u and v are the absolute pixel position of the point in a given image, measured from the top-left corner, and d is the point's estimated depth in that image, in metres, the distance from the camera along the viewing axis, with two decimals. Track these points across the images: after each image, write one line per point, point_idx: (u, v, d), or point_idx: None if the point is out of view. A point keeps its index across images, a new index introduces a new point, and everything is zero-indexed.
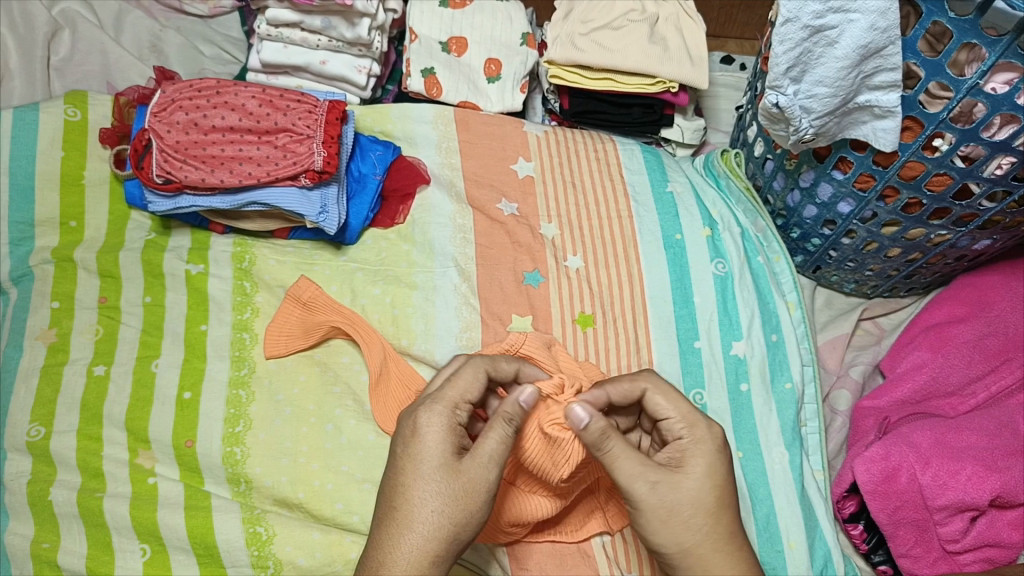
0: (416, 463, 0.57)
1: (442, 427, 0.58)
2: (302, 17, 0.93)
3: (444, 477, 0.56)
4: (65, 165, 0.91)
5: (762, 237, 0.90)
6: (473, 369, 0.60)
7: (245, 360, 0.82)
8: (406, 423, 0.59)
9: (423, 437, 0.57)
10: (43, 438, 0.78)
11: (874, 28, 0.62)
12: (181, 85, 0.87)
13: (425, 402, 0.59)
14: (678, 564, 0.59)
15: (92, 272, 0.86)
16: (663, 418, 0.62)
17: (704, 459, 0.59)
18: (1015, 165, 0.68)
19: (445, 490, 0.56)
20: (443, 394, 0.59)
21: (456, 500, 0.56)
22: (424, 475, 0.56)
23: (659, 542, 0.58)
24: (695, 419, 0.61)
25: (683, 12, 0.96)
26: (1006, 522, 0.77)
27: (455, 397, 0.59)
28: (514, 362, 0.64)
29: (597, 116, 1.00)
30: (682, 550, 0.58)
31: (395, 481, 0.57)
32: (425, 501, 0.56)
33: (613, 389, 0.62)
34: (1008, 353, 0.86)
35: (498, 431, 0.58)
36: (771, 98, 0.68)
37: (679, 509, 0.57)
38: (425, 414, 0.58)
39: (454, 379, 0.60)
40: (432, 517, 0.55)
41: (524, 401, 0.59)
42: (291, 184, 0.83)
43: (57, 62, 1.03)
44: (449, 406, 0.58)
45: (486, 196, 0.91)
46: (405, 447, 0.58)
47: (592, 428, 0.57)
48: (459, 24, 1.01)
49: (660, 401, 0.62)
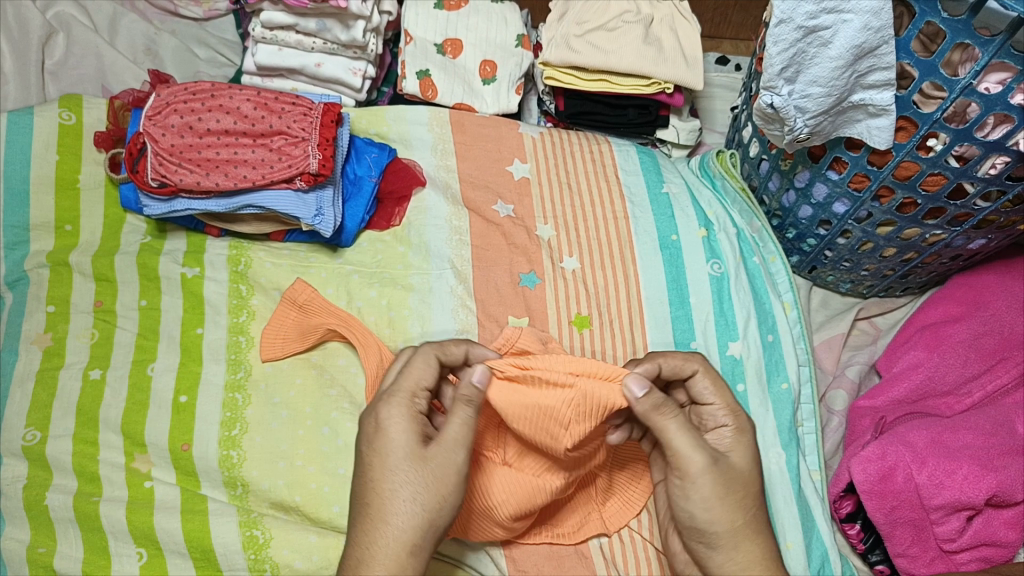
0: (383, 457, 0.58)
1: (404, 419, 0.58)
2: (297, 20, 0.93)
3: (412, 466, 0.57)
4: (59, 168, 0.91)
5: (757, 237, 0.90)
6: (421, 357, 0.61)
7: (241, 363, 0.82)
8: (368, 421, 0.60)
9: (386, 430, 0.58)
10: (39, 442, 0.78)
11: (867, 29, 0.62)
12: (175, 89, 0.86)
13: (384, 396, 0.60)
14: (723, 542, 0.59)
15: (87, 275, 0.86)
16: (708, 403, 0.65)
17: (748, 453, 0.62)
18: (1009, 164, 0.68)
19: (413, 478, 0.57)
20: (399, 387, 0.60)
21: (426, 488, 0.57)
22: (392, 467, 0.57)
23: (709, 519, 0.59)
24: (738, 408, 0.64)
25: (678, 14, 0.96)
26: (1003, 521, 0.77)
27: (411, 387, 0.60)
28: (461, 342, 0.64)
29: (592, 117, 1.00)
30: (733, 529, 0.59)
31: (366, 476, 0.58)
32: (396, 492, 0.56)
33: (664, 362, 0.64)
34: (1004, 352, 0.86)
35: (459, 415, 0.59)
36: (766, 98, 0.68)
37: (736, 486, 0.60)
38: (385, 408, 0.59)
39: (406, 371, 0.61)
40: (405, 507, 0.56)
41: (479, 382, 0.59)
42: (286, 186, 0.83)
43: (51, 65, 1.03)
44: (406, 397, 0.59)
45: (482, 198, 0.91)
46: (370, 444, 0.59)
47: (651, 398, 0.59)
48: (453, 26, 1.00)
49: (709, 386, 0.65)
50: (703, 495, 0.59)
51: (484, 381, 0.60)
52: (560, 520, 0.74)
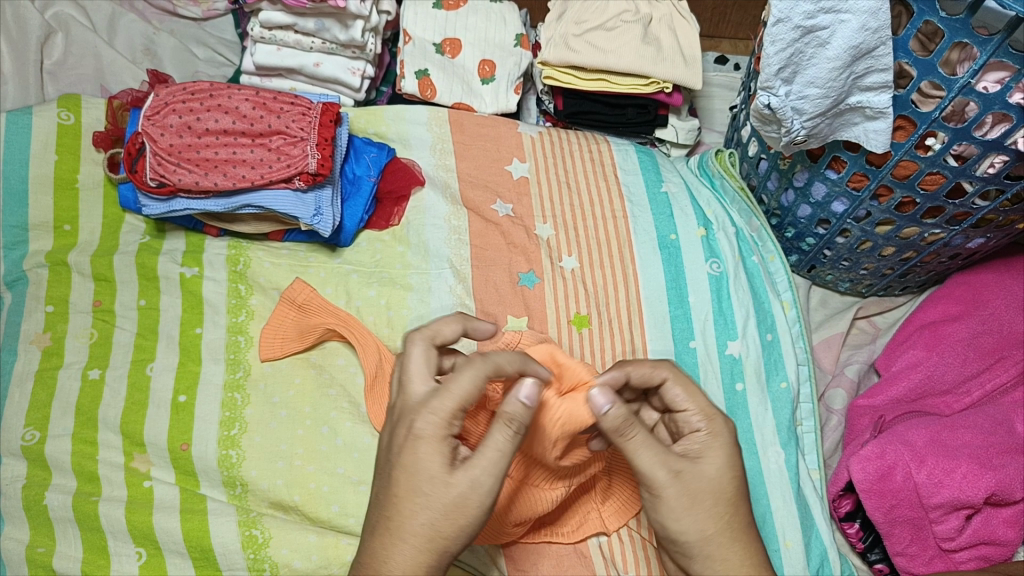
0: (407, 475, 0.54)
1: (434, 439, 0.54)
2: (295, 19, 0.93)
3: (435, 490, 0.53)
4: (58, 168, 0.91)
5: (757, 236, 0.90)
6: (471, 377, 0.54)
7: (240, 363, 0.82)
8: (399, 429, 0.55)
9: (416, 448, 0.54)
10: (38, 442, 0.78)
11: (865, 29, 0.62)
12: (174, 88, 0.86)
13: (420, 409, 0.55)
14: (697, 552, 0.58)
15: (86, 275, 0.86)
16: (681, 410, 0.61)
17: (720, 457, 0.58)
18: (1007, 163, 0.68)
19: (435, 503, 0.53)
20: (438, 405, 0.54)
21: (447, 514, 0.53)
22: (416, 488, 0.53)
23: (680, 529, 0.57)
24: (712, 413, 0.60)
25: (677, 13, 0.96)
26: (1001, 520, 0.77)
27: (450, 408, 0.54)
28: (517, 362, 0.57)
29: (591, 117, 1.00)
30: (703, 538, 0.57)
31: (388, 490, 0.55)
32: (416, 513, 0.53)
33: (632, 370, 0.61)
34: (1002, 351, 0.86)
35: (494, 441, 0.54)
36: (763, 99, 0.68)
37: (703, 496, 0.57)
38: (417, 424, 0.54)
39: (450, 387, 0.54)
40: (423, 529, 0.53)
41: (526, 399, 0.54)
42: (285, 186, 0.83)
43: (50, 65, 1.03)
44: (443, 417, 0.54)
45: (481, 197, 0.91)
46: (397, 457, 0.55)
47: (615, 414, 0.56)
48: (453, 26, 1.00)
49: (679, 392, 0.61)
50: (669, 506, 0.57)
51: (531, 399, 0.54)
52: (559, 520, 0.74)
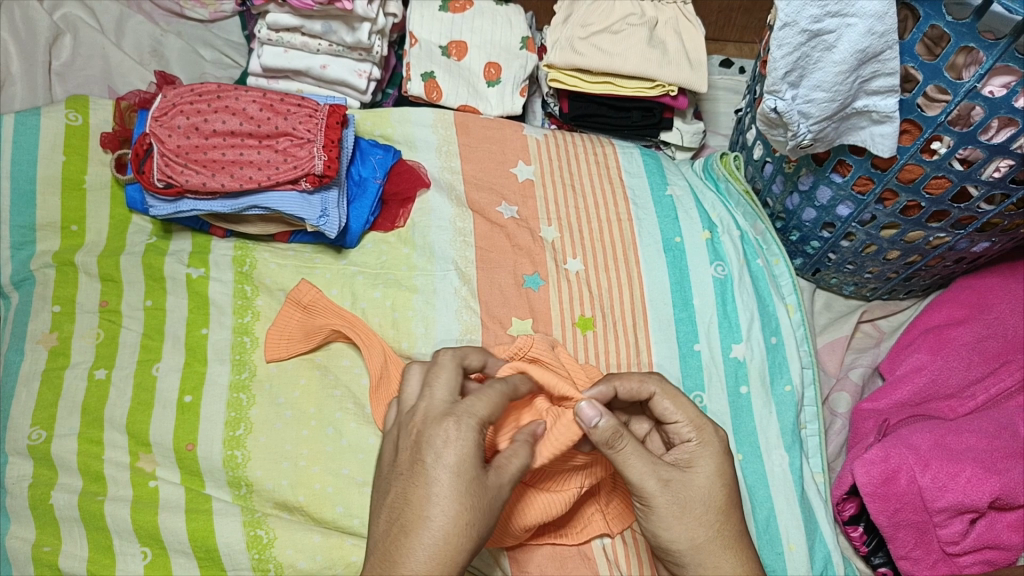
0: (448, 477, 0.53)
1: (475, 441, 0.55)
2: (303, 22, 0.93)
3: (474, 491, 0.54)
4: (66, 169, 0.92)
5: (761, 239, 0.90)
6: (497, 390, 0.58)
7: (245, 363, 0.82)
8: (435, 431, 0.55)
9: (456, 449, 0.54)
10: (44, 442, 0.78)
11: (871, 33, 0.62)
12: (181, 90, 0.87)
13: (460, 413, 0.55)
14: (688, 560, 0.60)
15: (93, 275, 0.87)
16: (671, 421, 0.62)
17: (712, 461, 0.60)
18: (1012, 168, 0.68)
19: (472, 505, 0.53)
20: (477, 410, 0.56)
21: (481, 516, 0.54)
22: (457, 489, 0.53)
23: (671, 538, 0.59)
24: (702, 423, 0.61)
25: (682, 16, 0.97)
26: (1005, 524, 0.77)
27: (485, 416, 0.56)
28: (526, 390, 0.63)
29: (596, 119, 1.01)
30: (694, 546, 0.59)
31: (423, 490, 0.53)
32: (455, 515, 0.53)
33: (619, 384, 0.62)
34: (1007, 355, 0.86)
35: (521, 456, 0.58)
36: (769, 103, 0.68)
37: (694, 504, 0.59)
38: (457, 426, 0.55)
39: (486, 397, 0.57)
40: (460, 531, 0.53)
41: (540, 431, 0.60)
42: (291, 188, 0.83)
43: (58, 66, 1.03)
44: (481, 422, 0.56)
45: (486, 199, 0.91)
46: (435, 457, 0.54)
47: (603, 428, 0.57)
48: (459, 28, 1.01)
49: (668, 405, 0.62)
50: (660, 515, 0.59)
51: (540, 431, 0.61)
52: (564, 521, 0.74)
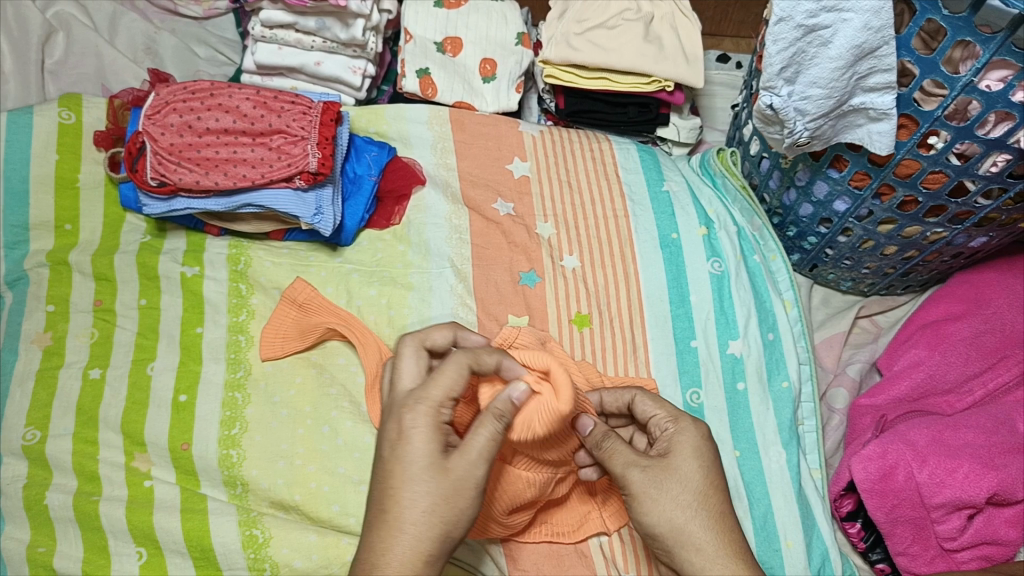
0: (405, 466, 0.54)
1: (428, 427, 0.55)
2: (296, 18, 0.93)
3: (432, 477, 0.54)
4: (59, 168, 0.91)
5: (758, 235, 0.90)
6: (455, 362, 0.56)
7: (241, 362, 0.82)
8: (390, 425, 0.56)
9: (411, 439, 0.55)
10: (38, 442, 0.78)
11: (868, 28, 0.62)
12: (174, 88, 0.86)
13: (411, 402, 0.56)
14: (671, 543, 0.58)
15: (87, 275, 0.86)
16: (651, 417, 0.63)
17: (687, 447, 0.60)
18: (1010, 162, 0.67)
19: (431, 491, 0.53)
20: (428, 395, 0.56)
21: (446, 501, 0.54)
22: (414, 478, 0.54)
23: (653, 522, 0.58)
24: (680, 415, 0.62)
25: (679, 12, 0.96)
26: (1003, 519, 0.77)
27: (440, 397, 0.56)
28: (496, 353, 0.58)
29: (592, 115, 1.00)
30: (673, 528, 0.58)
31: (384, 483, 0.54)
32: (414, 503, 0.53)
33: (604, 392, 0.66)
34: (1005, 350, 0.85)
35: (487, 427, 0.55)
36: (765, 99, 0.68)
37: (670, 483, 0.58)
38: (410, 415, 0.55)
39: (436, 376, 0.56)
40: (423, 517, 0.53)
41: (516, 398, 0.56)
42: (285, 185, 0.83)
43: (50, 64, 1.03)
44: (434, 406, 0.55)
45: (482, 196, 0.91)
46: (391, 451, 0.55)
47: (598, 433, 0.60)
48: (454, 24, 1.00)
49: (647, 402, 0.63)
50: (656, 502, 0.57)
51: (520, 399, 0.57)
52: (559, 518, 0.74)
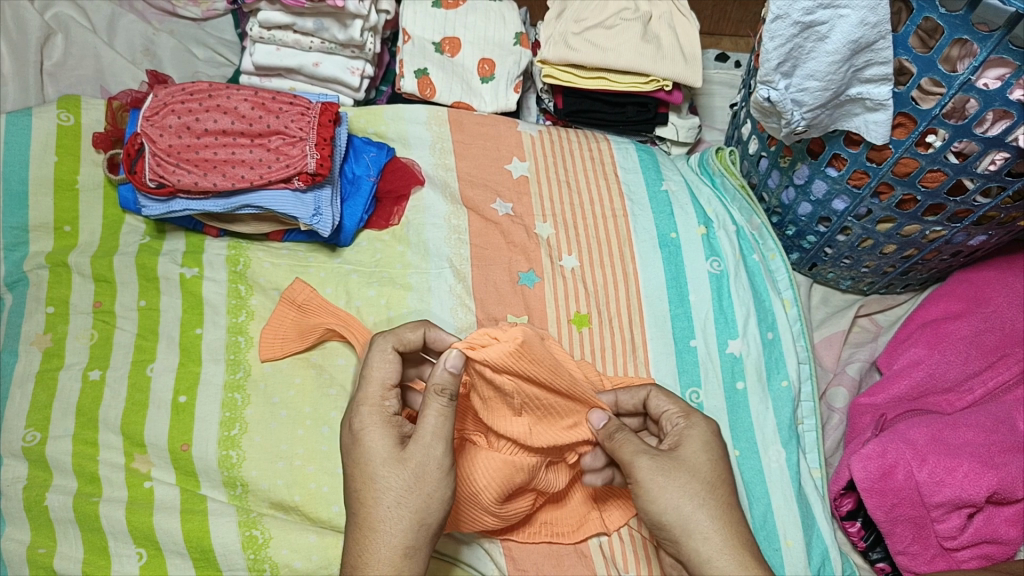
0: (364, 466, 0.56)
1: (377, 425, 0.57)
2: (294, 19, 0.93)
3: (391, 470, 0.55)
4: (58, 169, 0.91)
5: (757, 235, 0.90)
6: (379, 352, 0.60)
7: (240, 363, 0.82)
8: (346, 432, 0.59)
9: (363, 439, 0.57)
10: (38, 443, 0.78)
11: (864, 24, 0.61)
12: (172, 89, 0.86)
13: (356, 404, 0.59)
14: (679, 534, 0.57)
15: (87, 276, 0.86)
16: (663, 413, 0.64)
17: (698, 440, 0.60)
18: (1008, 160, 0.67)
19: (392, 485, 0.55)
20: (367, 394, 0.59)
21: (411, 489, 0.55)
22: (373, 476, 0.55)
23: (658, 510, 0.58)
24: (692, 411, 0.63)
25: (677, 11, 0.96)
26: (1003, 518, 0.77)
27: (379, 391, 0.59)
28: (418, 328, 0.62)
29: (591, 115, 1.00)
30: (679, 516, 0.57)
31: (351, 488, 0.57)
32: (379, 499, 0.55)
33: (620, 391, 0.66)
34: (1005, 348, 0.85)
35: (431, 405, 0.55)
36: (763, 92, 0.68)
37: (676, 471, 0.58)
38: (358, 417, 0.58)
39: (369, 374, 0.60)
40: (390, 512, 0.55)
41: (452, 367, 0.55)
42: (284, 186, 0.83)
43: (49, 66, 1.03)
44: (376, 402, 0.58)
45: (480, 196, 0.91)
46: (350, 455, 0.57)
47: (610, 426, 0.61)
48: (452, 24, 1.00)
49: (662, 398, 0.64)
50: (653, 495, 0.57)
51: (458, 367, 0.55)
52: (559, 519, 0.74)
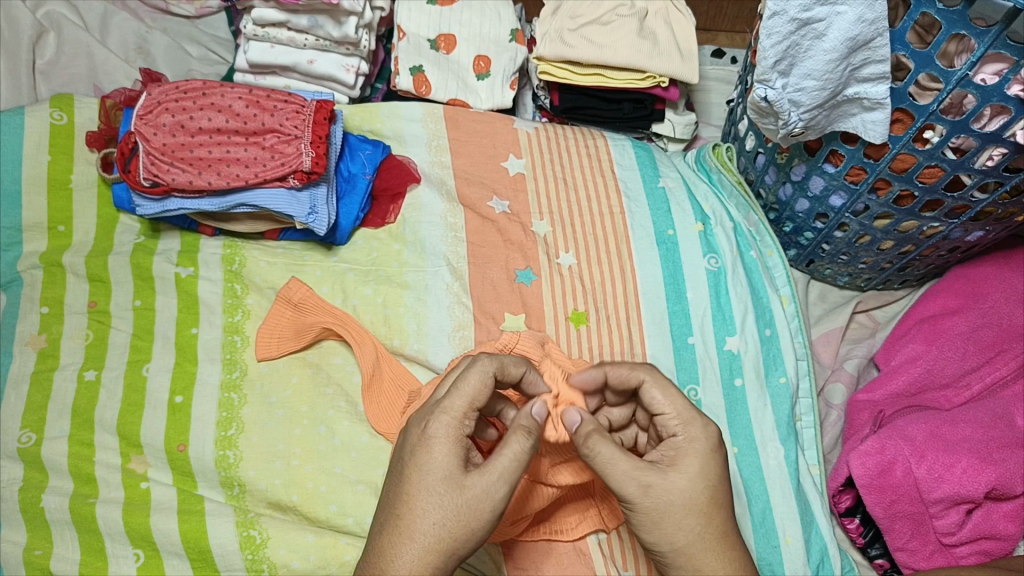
0: (422, 475, 0.55)
1: (449, 438, 0.56)
2: (288, 16, 0.92)
3: (448, 491, 0.55)
4: (51, 169, 0.90)
5: (754, 231, 0.89)
6: (481, 370, 0.57)
7: (236, 363, 0.82)
8: (413, 430, 0.57)
9: (430, 447, 0.55)
10: (34, 444, 0.78)
11: (862, 21, 0.61)
12: (166, 87, 0.86)
13: (434, 410, 0.57)
14: (671, 560, 0.59)
15: (81, 276, 0.86)
16: (658, 413, 0.60)
17: (697, 460, 0.58)
18: (1006, 156, 0.67)
19: (446, 504, 0.54)
20: (452, 404, 0.56)
21: (458, 516, 0.54)
22: (430, 488, 0.55)
23: (653, 540, 0.58)
24: (690, 417, 0.59)
25: (672, 7, 0.96)
26: (1002, 514, 0.76)
27: (464, 406, 0.56)
28: (520, 365, 0.61)
29: (587, 112, 0.99)
30: (675, 549, 0.58)
31: (400, 488, 0.56)
32: (426, 513, 0.54)
33: (610, 371, 0.62)
34: (1003, 345, 0.85)
35: (515, 447, 0.56)
36: (759, 92, 0.67)
37: (672, 510, 0.57)
38: (434, 423, 0.56)
39: (460, 387, 0.57)
40: (433, 528, 0.54)
41: (536, 415, 0.59)
42: (279, 185, 0.82)
43: (42, 65, 1.02)
44: (457, 416, 0.56)
45: (477, 194, 0.91)
46: (410, 456, 0.56)
47: (586, 427, 0.59)
48: (447, 21, 1.00)
49: (657, 394, 0.60)
50: (655, 507, 0.57)
51: (540, 415, 0.59)
52: (558, 517, 0.74)
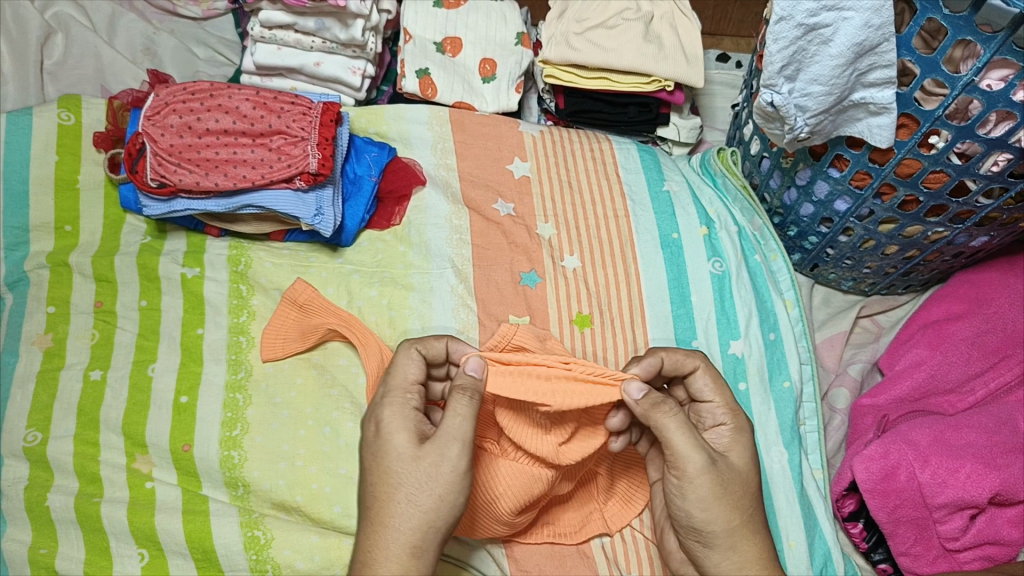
0: (380, 460, 0.57)
1: (394, 419, 0.58)
2: (296, 19, 0.93)
3: (406, 468, 0.56)
4: (59, 168, 0.91)
5: (759, 235, 0.90)
6: (405, 353, 0.62)
7: (242, 363, 0.82)
8: (366, 428, 0.60)
9: (381, 435, 0.58)
10: (39, 443, 0.78)
11: (868, 26, 0.61)
12: (174, 88, 0.86)
13: (375, 401, 0.60)
14: (720, 543, 0.60)
15: (87, 275, 0.86)
16: (708, 401, 0.65)
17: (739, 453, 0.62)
18: (1011, 162, 0.67)
19: (406, 480, 0.56)
20: (389, 389, 0.61)
21: (422, 487, 0.55)
22: (388, 470, 0.57)
23: (707, 519, 0.59)
24: (738, 410, 0.64)
25: (678, 11, 0.96)
26: (1005, 519, 0.77)
27: (400, 387, 0.61)
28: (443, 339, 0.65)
29: (593, 115, 1.00)
30: (730, 529, 0.59)
31: (366, 482, 0.58)
32: (393, 494, 0.56)
33: (666, 356, 0.64)
34: (1006, 350, 0.85)
35: (455, 405, 0.57)
36: (765, 96, 0.68)
37: (733, 487, 0.59)
38: (378, 413, 0.59)
39: (393, 372, 0.62)
40: (403, 507, 0.55)
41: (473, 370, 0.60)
42: (285, 187, 0.83)
43: (49, 65, 1.02)
44: (396, 398, 0.60)
45: (482, 196, 0.91)
46: (368, 450, 0.59)
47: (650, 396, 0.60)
48: (453, 24, 1.00)
49: (708, 384, 0.65)
50: (701, 496, 0.59)
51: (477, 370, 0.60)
52: (559, 518, 0.74)
